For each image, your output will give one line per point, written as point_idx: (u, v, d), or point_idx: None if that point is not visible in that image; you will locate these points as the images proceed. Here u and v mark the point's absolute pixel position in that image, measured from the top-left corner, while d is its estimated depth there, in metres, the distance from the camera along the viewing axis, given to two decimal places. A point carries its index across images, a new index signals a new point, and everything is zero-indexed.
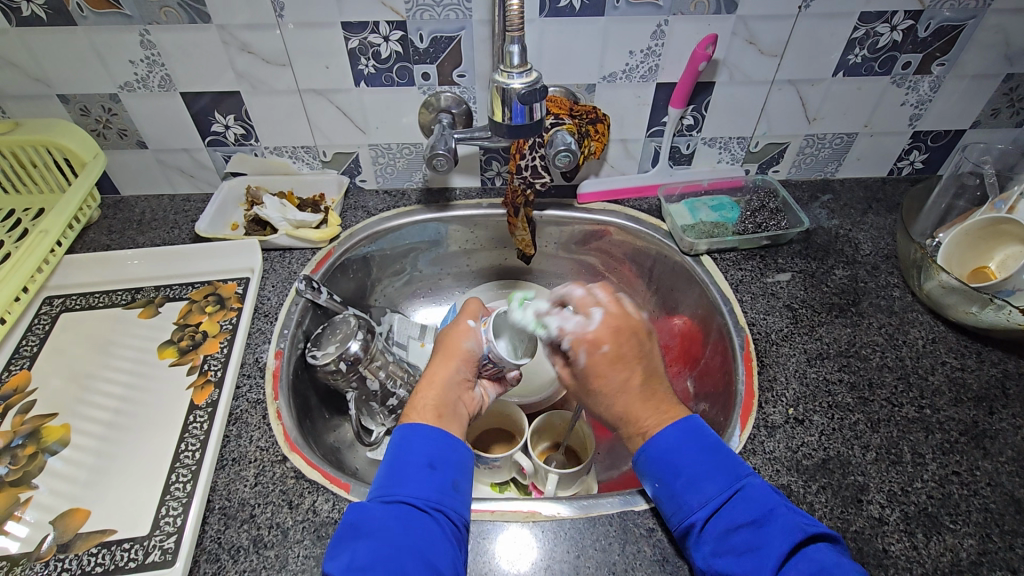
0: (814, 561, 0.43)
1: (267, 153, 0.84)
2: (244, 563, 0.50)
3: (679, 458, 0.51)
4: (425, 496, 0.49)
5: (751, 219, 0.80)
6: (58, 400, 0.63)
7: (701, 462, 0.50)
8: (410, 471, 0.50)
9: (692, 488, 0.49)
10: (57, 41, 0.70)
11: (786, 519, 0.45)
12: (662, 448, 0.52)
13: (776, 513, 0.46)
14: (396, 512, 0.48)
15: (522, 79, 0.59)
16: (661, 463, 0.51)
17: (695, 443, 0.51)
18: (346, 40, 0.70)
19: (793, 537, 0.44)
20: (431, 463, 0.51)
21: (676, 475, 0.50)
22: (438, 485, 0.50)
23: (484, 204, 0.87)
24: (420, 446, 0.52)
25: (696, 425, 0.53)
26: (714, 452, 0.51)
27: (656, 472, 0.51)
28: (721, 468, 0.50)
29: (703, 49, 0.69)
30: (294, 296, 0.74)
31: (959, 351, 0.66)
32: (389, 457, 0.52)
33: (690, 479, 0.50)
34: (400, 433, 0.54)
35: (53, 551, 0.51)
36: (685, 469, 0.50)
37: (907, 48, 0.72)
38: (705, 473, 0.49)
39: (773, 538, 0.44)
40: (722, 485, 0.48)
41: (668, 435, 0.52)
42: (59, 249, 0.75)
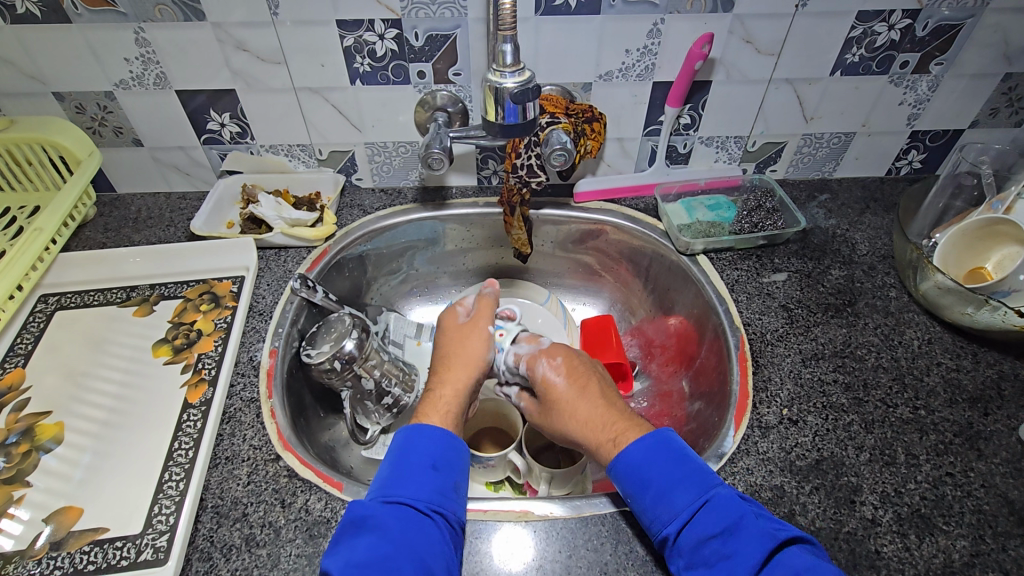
0: (789, 569, 0.43)
1: (263, 151, 0.84)
2: (237, 562, 0.51)
3: (649, 469, 0.50)
4: (426, 497, 0.49)
5: (748, 219, 0.79)
6: (52, 398, 0.64)
7: (671, 473, 0.50)
8: (414, 471, 0.51)
9: (663, 499, 0.49)
10: (52, 39, 0.70)
11: (753, 529, 0.45)
12: (631, 461, 0.51)
13: (745, 522, 0.45)
14: (397, 512, 0.48)
15: (515, 78, 0.58)
16: (630, 476, 0.51)
17: (663, 453, 0.51)
18: (341, 37, 0.70)
19: (765, 545, 0.44)
20: (435, 465, 0.52)
21: (645, 488, 0.50)
22: (440, 487, 0.50)
23: (480, 203, 0.87)
24: (426, 446, 0.52)
25: (665, 438, 0.52)
26: (680, 462, 0.50)
27: (626, 485, 0.51)
28: (692, 477, 0.49)
29: (700, 49, 0.68)
30: (289, 295, 0.74)
31: (955, 352, 0.66)
32: (394, 457, 0.52)
33: (659, 491, 0.49)
34: (407, 432, 0.54)
35: (46, 548, 0.51)
36: (654, 480, 0.50)
37: (904, 47, 0.72)
38: (674, 483, 0.49)
39: (744, 547, 0.44)
40: (691, 496, 0.48)
41: (635, 449, 0.52)
42: (54, 246, 0.75)
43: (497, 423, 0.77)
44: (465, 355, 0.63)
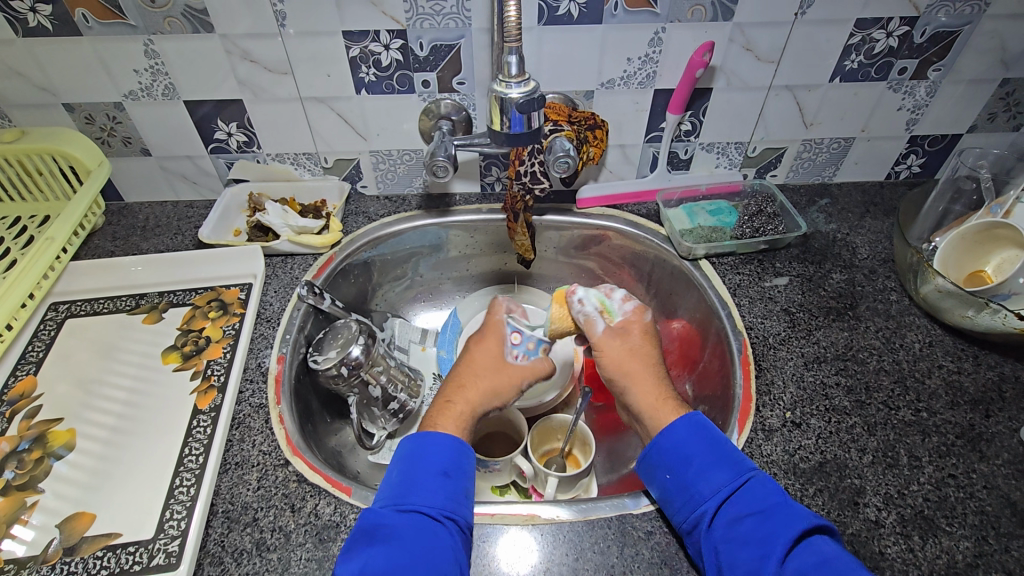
0: (822, 553, 0.45)
1: (270, 160, 0.85)
2: (248, 566, 0.51)
3: (694, 449, 0.54)
4: (438, 505, 0.50)
5: (749, 223, 0.80)
6: (63, 405, 0.64)
7: (712, 453, 0.53)
8: (426, 479, 0.51)
9: (704, 476, 0.52)
10: (63, 51, 0.71)
11: (793, 511, 0.48)
12: (676, 439, 0.55)
13: (784, 506, 0.48)
14: (410, 521, 0.48)
15: (520, 88, 0.59)
16: (673, 454, 0.54)
17: (708, 437, 0.54)
18: (347, 48, 0.71)
19: (801, 526, 0.47)
20: (445, 472, 0.52)
21: (687, 464, 0.53)
22: (451, 493, 0.51)
23: (484, 209, 0.88)
24: (436, 454, 0.53)
25: (703, 422, 0.56)
26: (720, 446, 0.54)
27: (669, 461, 0.54)
28: (728, 462, 0.52)
29: (701, 57, 0.69)
30: (296, 301, 0.75)
31: (955, 354, 0.66)
32: (404, 464, 0.53)
33: (701, 469, 0.52)
34: (411, 442, 0.55)
35: (60, 554, 0.52)
36: (698, 458, 0.53)
37: (903, 54, 0.73)
38: (716, 464, 0.52)
39: (782, 526, 0.47)
40: (730, 476, 0.51)
41: (680, 429, 0.55)
42: (64, 255, 0.76)
43: (505, 428, 0.78)
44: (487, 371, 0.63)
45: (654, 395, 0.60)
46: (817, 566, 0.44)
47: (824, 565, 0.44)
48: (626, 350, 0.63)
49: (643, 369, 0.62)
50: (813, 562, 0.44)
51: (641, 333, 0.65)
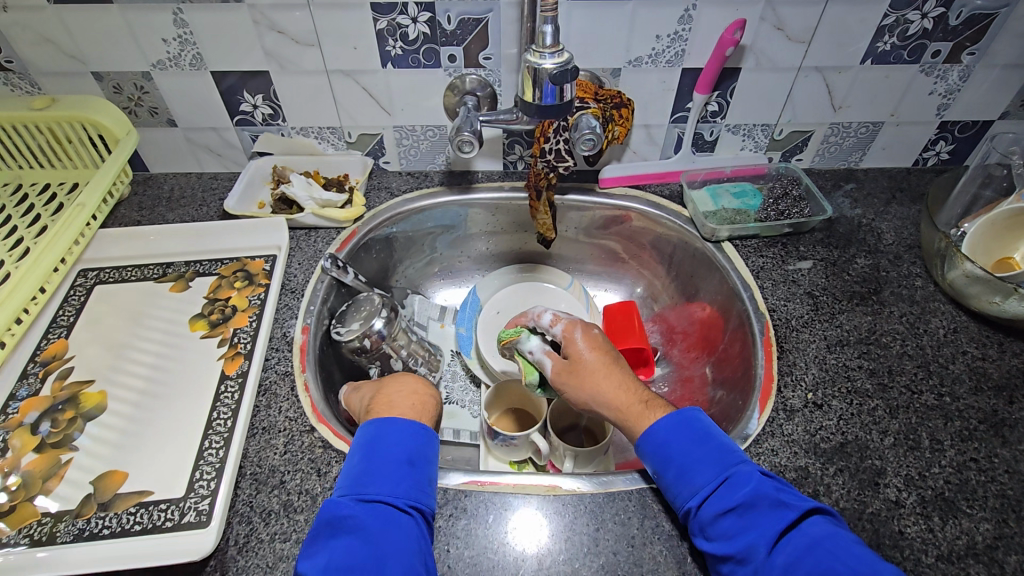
0: (808, 537, 0.45)
1: (294, 133, 0.85)
2: (276, 526, 0.52)
3: (672, 449, 0.53)
4: (403, 495, 0.50)
5: (774, 206, 0.80)
6: (94, 368, 0.66)
7: (693, 451, 0.52)
8: (391, 469, 0.52)
9: (685, 476, 0.51)
10: (93, 20, 0.72)
11: (778, 501, 0.48)
12: (655, 443, 0.54)
13: (767, 494, 0.48)
14: (375, 510, 0.49)
15: (554, 59, 0.59)
16: (655, 455, 0.54)
17: (689, 432, 0.54)
18: (375, 20, 0.71)
19: (786, 516, 0.47)
20: (410, 460, 0.53)
21: (668, 465, 0.53)
22: (414, 483, 0.52)
23: (506, 187, 0.88)
24: (397, 444, 0.54)
25: (689, 417, 0.55)
26: (699, 441, 0.53)
27: (652, 462, 0.54)
28: (711, 457, 0.51)
29: (731, 35, 0.69)
30: (320, 273, 0.75)
31: (980, 341, 0.66)
32: (362, 454, 0.53)
33: (682, 469, 0.52)
34: (373, 429, 0.55)
35: (94, 509, 0.54)
36: (677, 458, 0.52)
37: (937, 36, 0.72)
38: (695, 462, 0.51)
39: (767, 519, 0.47)
40: (711, 474, 0.50)
41: (659, 428, 0.54)
42: (93, 222, 0.77)
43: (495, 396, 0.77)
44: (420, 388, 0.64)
45: (623, 401, 0.58)
46: (805, 553, 0.44)
47: (814, 548, 0.44)
48: (577, 372, 0.62)
49: (599, 381, 0.60)
50: (802, 547, 0.45)
51: (585, 348, 0.63)
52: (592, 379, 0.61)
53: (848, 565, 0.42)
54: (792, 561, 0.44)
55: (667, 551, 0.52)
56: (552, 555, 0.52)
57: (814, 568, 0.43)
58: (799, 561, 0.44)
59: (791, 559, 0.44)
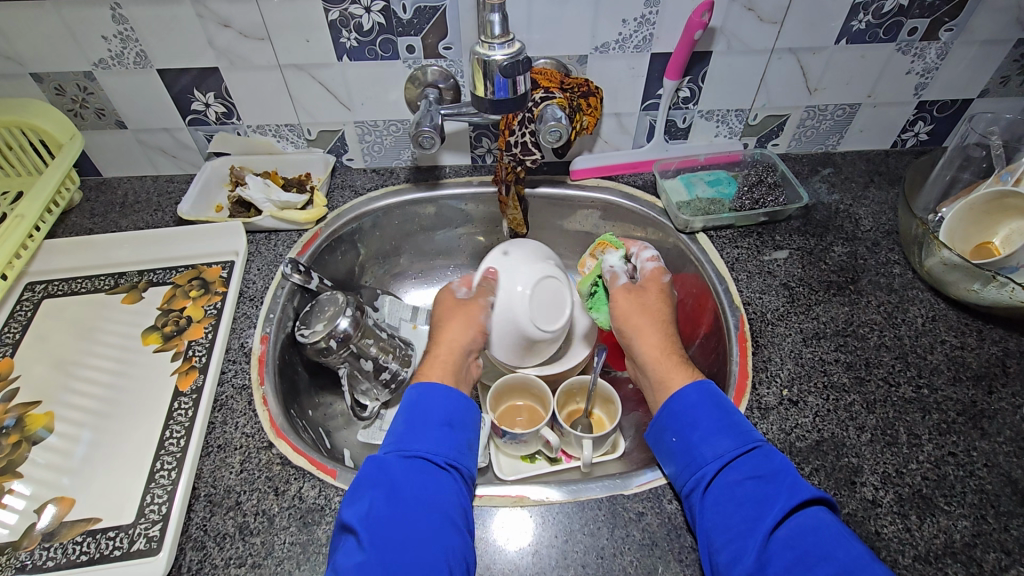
0: (816, 519, 0.45)
1: (251, 132, 0.82)
2: (230, 551, 0.50)
3: (701, 413, 0.53)
4: (443, 453, 0.51)
5: (749, 194, 0.77)
6: (42, 388, 0.63)
7: (720, 420, 0.52)
8: (431, 430, 0.53)
9: (706, 442, 0.51)
10: (25, 18, 0.67)
11: (795, 479, 0.48)
12: (685, 404, 0.54)
13: (786, 473, 0.48)
14: (416, 468, 0.50)
15: (504, 50, 0.56)
16: (680, 417, 0.54)
17: (715, 402, 0.54)
18: (326, 11, 0.68)
19: (799, 494, 0.46)
20: (449, 422, 0.54)
21: (692, 428, 0.53)
22: (455, 444, 0.53)
23: (474, 182, 0.85)
24: (439, 405, 0.55)
25: (716, 389, 0.56)
26: (727, 413, 0.53)
27: (676, 422, 0.54)
28: (736, 428, 0.52)
29: (699, 17, 0.65)
30: (280, 280, 0.72)
31: (959, 329, 0.64)
32: (405, 414, 0.54)
33: (706, 434, 0.52)
34: (417, 390, 0.56)
35: (38, 540, 0.51)
36: (703, 423, 0.53)
37: (913, 13, 0.69)
38: (721, 429, 0.52)
39: (781, 492, 0.47)
40: (736, 443, 0.51)
41: (690, 393, 0.55)
42: (38, 233, 0.73)
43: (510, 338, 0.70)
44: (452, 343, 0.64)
45: (659, 348, 0.61)
46: (808, 532, 0.44)
47: (818, 529, 0.44)
48: (640, 306, 0.65)
49: (648, 324, 0.63)
50: (807, 526, 0.44)
51: (656, 292, 0.67)
52: (646, 320, 0.63)
53: (850, 553, 0.42)
54: (794, 536, 0.44)
55: (638, 561, 0.50)
56: (519, 570, 0.50)
57: (815, 548, 0.43)
58: (800, 538, 0.44)
59: (796, 535, 0.44)
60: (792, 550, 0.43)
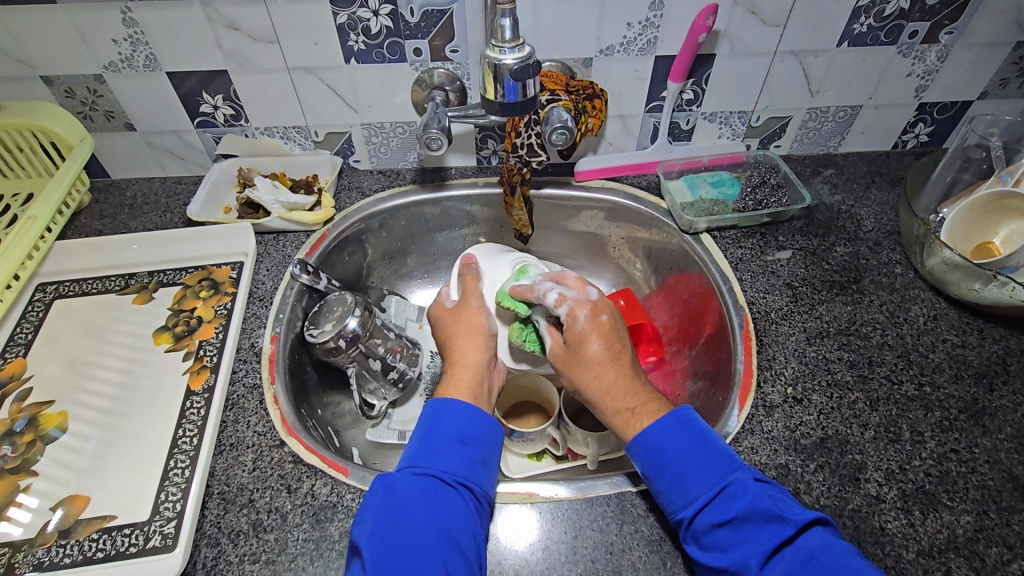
0: (806, 551, 0.43)
1: (259, 134, 0.82)
2: (244, 547, 0.51)
3: (668, 456, 0.50)
4: (453, 471, 0.51)
5: (752, 195, 0.78)
6: (55, 387, 0.63)
7: (691, 457, 0.50)
8: (442, 446, 0.53)
9: (679, 484, 0.49)
10: (37, 22, 0.68)
11: (778, 513, 0.45)
12: (650, 447, 0.52)
13: (766, 507, 0.45)
14: (425, 486, 0.50)
15: (515, 54, 0.57)
16: (648, 460, 0.51)
17: (684, 436, 0.51)
18: (334, 15, 0.68)
19: (783, 529, 0.44)
20: (462, 439, 0.54)
21: (663, 472, 0.50)
22: (467, 461, 0.52)
23: (480, 183, 0.85)
24: (454, 421, 0.55)
25: (687, 417, 0.53)
26: (701, 446, 0.50)
27: (645, 466, 0.52)
28: (707, 465, 0.49)
29: (704, 21, 0.66)
30: (289, 280, 0.73)
31: (960, 328, 0.65)
32: (423, 429, 0.55)
33: (677, 476, 0.50)
34: (435, 406, 0.57)
35: (55, 537, 0.52)
36: (672, 465, 0.50)
37: (914, 16, 0.70)
38: (693, 468, 0.49)
39: (764, 529, 0.45)
40: (707, 484, 0.48)
41: (655, 432, 0.52)
42: (50, 234, 0.74)
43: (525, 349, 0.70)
44: (470, 353, 0.64)
45: (611, 398, 0.58)
46: (802, 565, 0.43)
47: (810, 562, 0.43)
48: (586, 360, 0.60)
49: (601, 377, 0.59)
50: (800, 560, 0.43)
51: (593, 337, 0.61)
52: (589, 371, 0.60)
53: None
54: (786, 575, 0.43)
55: (646, 557, 0.51)
56: (529, 566, 0.50)
57: None
58: (794, 575, 0.42)
59: (788, 574, 0.43)
60: None
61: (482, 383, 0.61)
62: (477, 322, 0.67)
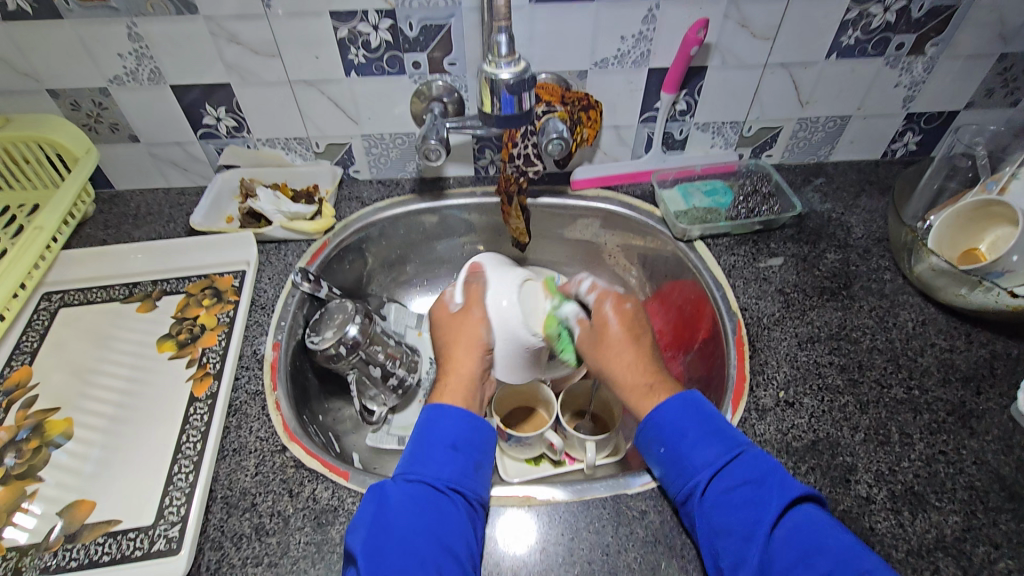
0: (803, 520, 0.48)
1: (260, 145, 0.84)
2: (248, 550, 0.52)
3: (687, 423, 0.55)
4: (443, 476, 0.53)
5: (744, 203, 0.80)
6: (60, 394, 0.64)
7: (703, 428, 0.55)
8: (434, 452, 0.54)
9: (694, 451, 0.53)
10: (45, 37, 0.70)
11: (782, 480, 0.50)
12: (669, 417, 0.56)
13: (774, 474, 0.51)
14: (416, 491, 0.51)
15: (510, 69, 0.59)
16: (665, 429, 0.56)
17: (696, 413, 0.56)
18: (335, 29, 0.70)
19: (789, 495, 0.49)
20: (453, 445, 0.55)
21: (680, 438, 0.55)
22: (457, 466, 0.54)
23: (478, 192, 0.87)
24: (445, 428, 0.56)
25: (696, 400, 0.58)
26: (710, 421, 0.55)
27: (659, 438, 0.56)
28: (718, 436, 0.54)
29: (695, 34, 0.68)
30: (290, 288, 0.74)
31: (948, 332, 0.67)
32: (418, 436, 0.57)
33: (694, 443, 0.54)
34: (429, 414, 0.58)
35: (61, 541, 0.53)
36: (691, 432, 0.55)
37: (900, 29, 0.72)
38: (707, 438, 0.54)
39: (772, 494, 0.49)
40: (723, 449, 0.53)
41: (672, 406, 0.57)
42: (55, 244, 0.76)
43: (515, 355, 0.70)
44: (464, 367, 0.66)
45: (636, 381, 0.63)
46: (800, 530, 0.47)
47: (806, 530, 0.47)
48: (614, 342, 0.66)
49: (628, 360, 0.65)
50: (803, 526, 0.47)
51: (617, 319, 0.68)
52: (618, 353, 0.65)
53: (839, 546, 0.45)
54: (789, 536, 0.47)
55: (642, 558, 0.52)
56: (526, 568, 0.51)
57: (810, 544, 0.46)
58: (795, 536, 0.47)
59: (790, 537, 0.47)
60: (792, 549, 0.46)
61: (473, 396, 0.63)
62: (477, 333, 0.69)
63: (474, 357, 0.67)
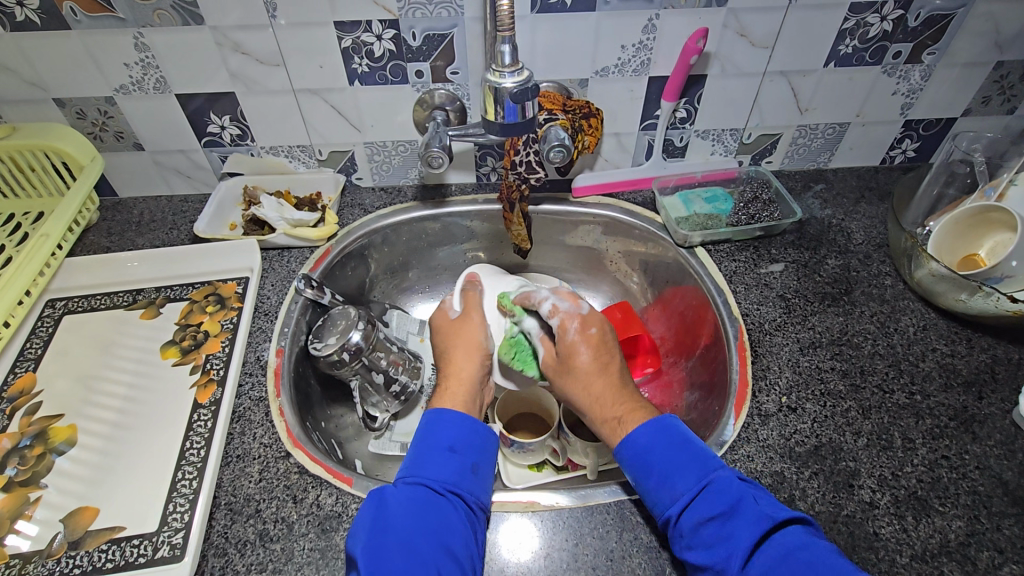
0: (782, 547, 0.45)
1: (264, 153, 0.85)
2: (252, 557, 0.52)
3: (654, 455, 0.53)
4: (443, 478, 0.53)
5: (744, 210, 0.80)
6: (64, 401, 0.65)
7: (676, 456, 0.52)
8: (433, 455, 0.55)
9: (666, 483, 0.51)
10: (52, 47, 0.70)
11: (753, 508, 0.47)
12: (637, 448, 0.54)
13: (744, 503, 0.47)
14: (415, 493, 0.52)
15: (514, 78, 0.59)
16: (636, 462, 0.53)
17: (669, 440, 0.53)
18: (339, 39, 0.71)
19: (760, 526, 0.46)
20: (452, 447, 0.56)
21: (649, 473, 0.52)
22: (456, 469, 0.54)
23: (480, 200, 0.88)
24: (445, 431, 0.57)
25: (669, 424, 0.55)
26: (685, 448, 0.52)
27: (633, 470, 0.53)
28: (692, 462, 0.51)
29: (695, 43, 0.69)
30: (293, 295, 0.75)
31: (949, 338, 0.67)
32: (417, 440, 0.57)
33: (662, 478, 0.51)
34: (429, 417, 0.59)
35: (64, 548, 0.53)
36: (656, 466, 0.52)
37: (897, 38, 0.73)
38: (680, 467, 0.51)
39: (741, 526, 0.46)
40: (690, 482, 0.50)
41: (641, 435, 0.54)
42: (60, 252, 0.76)
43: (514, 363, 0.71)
44: (465, 370, 0.66)
45: (597, 404, 0.60)
46: (781, 558, 0.44)
47: (787, 557, 0.44)
48: (580, 370, 0.62)
49: (596, 387, 0.61)
50: (779, 554, 0.44)
51: (586, 348, 0.63)
52: (579, 381, 0.62)
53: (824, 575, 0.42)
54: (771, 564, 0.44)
55: (646, 564, 0.52)
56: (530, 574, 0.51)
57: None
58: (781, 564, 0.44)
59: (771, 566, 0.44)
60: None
61: (474, 399, 0.63)
62: (476, 337, 0.69)
63: (473, 359, 0.67)
